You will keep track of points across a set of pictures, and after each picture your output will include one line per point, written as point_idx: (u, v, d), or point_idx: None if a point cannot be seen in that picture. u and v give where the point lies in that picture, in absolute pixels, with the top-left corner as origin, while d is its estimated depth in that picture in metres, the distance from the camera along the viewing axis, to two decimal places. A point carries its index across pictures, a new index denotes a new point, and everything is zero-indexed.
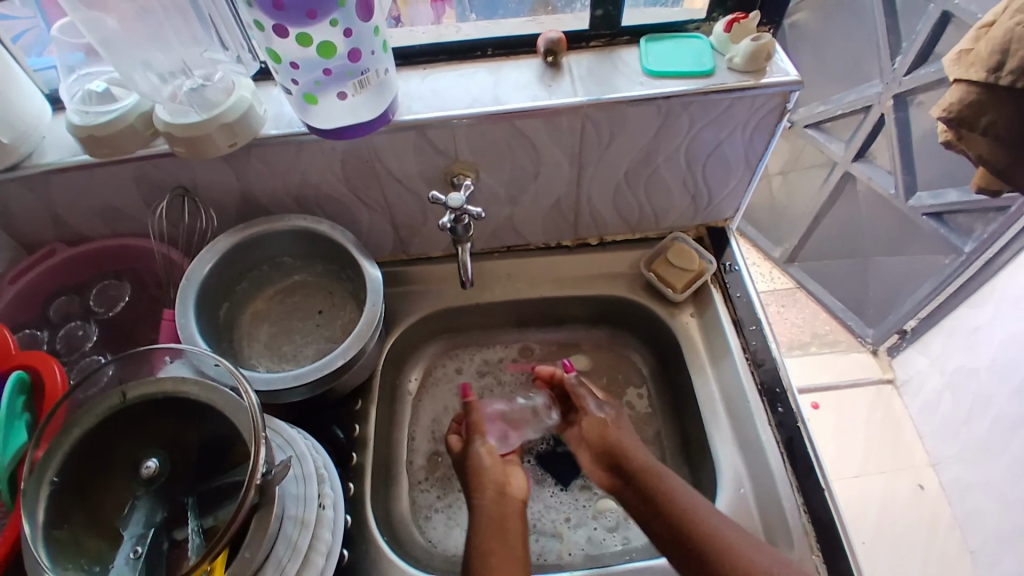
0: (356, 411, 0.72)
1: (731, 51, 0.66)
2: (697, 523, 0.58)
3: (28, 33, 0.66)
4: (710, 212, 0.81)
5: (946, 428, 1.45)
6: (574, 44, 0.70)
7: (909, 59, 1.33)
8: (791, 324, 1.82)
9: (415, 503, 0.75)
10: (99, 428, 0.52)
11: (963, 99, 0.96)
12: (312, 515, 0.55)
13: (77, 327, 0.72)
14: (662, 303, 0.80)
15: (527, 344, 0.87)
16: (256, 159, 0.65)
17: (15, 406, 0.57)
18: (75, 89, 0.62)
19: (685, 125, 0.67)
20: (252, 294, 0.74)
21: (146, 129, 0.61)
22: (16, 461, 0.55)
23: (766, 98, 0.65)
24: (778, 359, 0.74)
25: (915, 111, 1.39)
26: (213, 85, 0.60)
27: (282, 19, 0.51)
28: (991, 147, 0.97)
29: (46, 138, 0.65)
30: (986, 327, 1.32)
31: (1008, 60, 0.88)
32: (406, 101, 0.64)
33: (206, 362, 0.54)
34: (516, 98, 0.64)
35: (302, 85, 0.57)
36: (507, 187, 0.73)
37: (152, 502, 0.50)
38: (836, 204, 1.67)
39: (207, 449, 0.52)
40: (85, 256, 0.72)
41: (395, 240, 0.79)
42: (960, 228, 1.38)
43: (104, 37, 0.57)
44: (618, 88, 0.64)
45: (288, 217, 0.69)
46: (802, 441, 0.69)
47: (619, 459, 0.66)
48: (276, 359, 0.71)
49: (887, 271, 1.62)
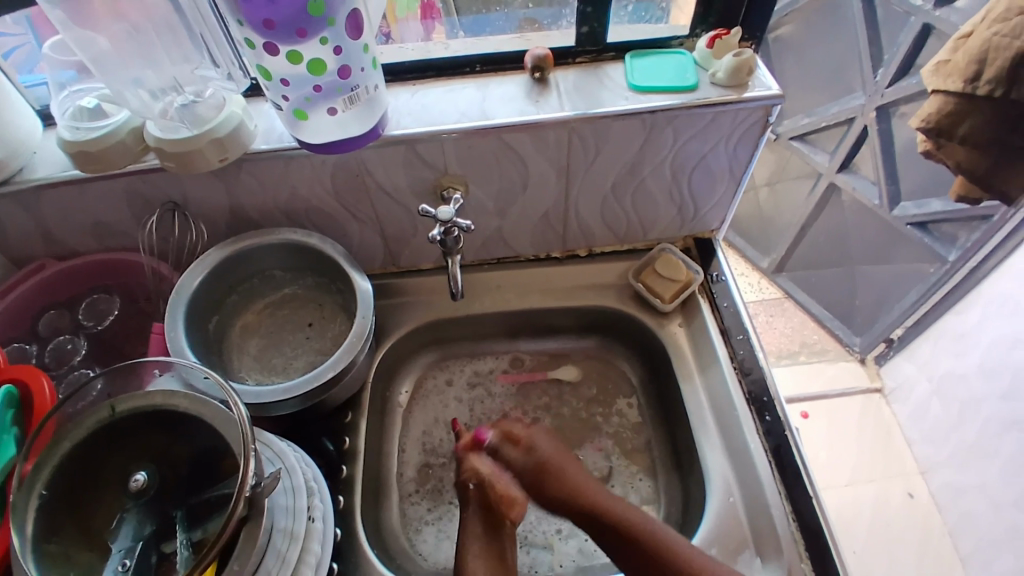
0: (346, 423, 0.72)
1: (713, 66, 0.67)
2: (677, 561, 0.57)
3: (19, 49, 0.66)
4: (696, 223, 0.83)
5: (935, 433, 1.47)
6: (560, 59, 0.72)
7: (891, 71, 1.36)
8: (780, 333, 1.83)
9: (406, 515, 0.75)
10: (88, 440, 0.52)
11: (941, 109, 0.99)
12: (301, 528, 0.55)
13: (66, 340, 0.72)
14: (650, 313, 0.81)
15: (517, 354, 0.87)
16: (246, 173, 0.66)
17: (4, 419, 0.57)
18: (66, 106, 0.62)
19: (670, 138, 0.68)
20: (242, 307, 0.74)
21: (136, 144, 0.62)
22: (5, 475, 0.54)
23: (748, 112, 0.67)
24: (764, 369, 0.74)
25: (897, 122, 1.42)
26: (204, 102, 0.61)
27: (272, 37, 0.52)
28: (970, 155, 1.00)
29: (37, 153, 0.65)
30: (973, 333, 1.34)
31: (984, 70, 0.90)
32: (395, 116, 0.65)
33: (195, 375, 0.53)
34: (503, 112, 0.66)
35: (292, 102, 0.57)
36: (495, 200, 0.74)
37: (141, 516, 0.50)
38: (823, 213, 1.69)
39: (196, 463, 0.52)
40: (74, 270, 0.72)
41: (385, 253, 0.80)
42: (944, 236, 1.41)
43: (95, 56, 0.58)
44: (604, 102, 0.66)
45: (278, 230, 0.70)
46: (789, 449, 0.69)
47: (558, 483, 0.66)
48: (266, 372, 0.71)
49: (875, 279, 1.64)
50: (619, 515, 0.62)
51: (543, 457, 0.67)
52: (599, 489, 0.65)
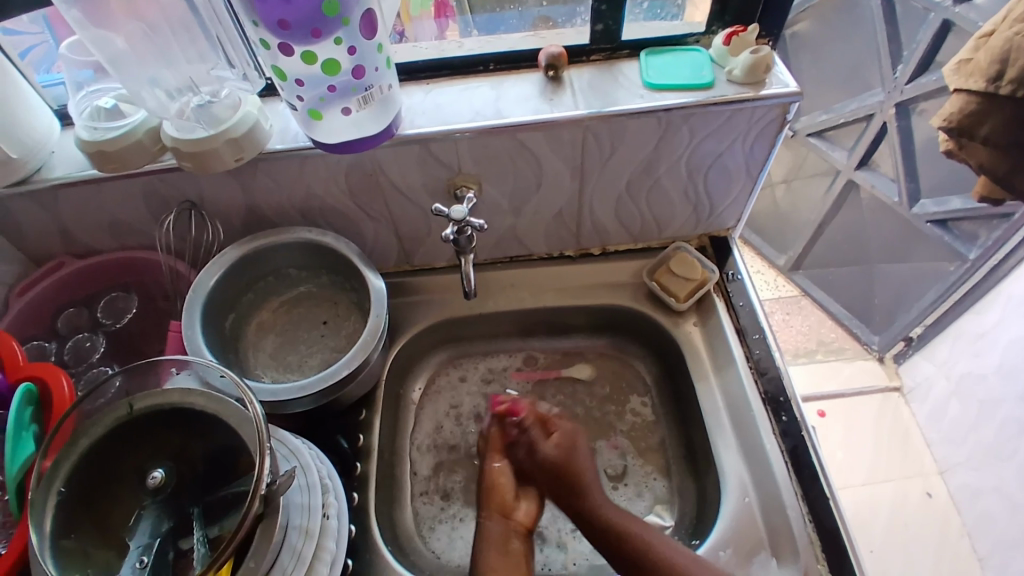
0: (361, 421, 0.72)
1: (729, 64, 0.67)
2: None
3: (36, 48, 0.67)
4: (712, 221, 0.82)
5: (954, 435, 1.44)
6: (575, 58, 0.71)
7: (910, 69, 1.34)
8: (796, 331, 1.81)
9: (418, 514, 0.76)
10: (105, 439, 0.52)
11: (963, 109, 0.96)
12: (316, 524, 0.55)
13: (85, 338, 0.73)
14: (665, 312, 0.81)
15: (531, 353, 0.87)
16: (262, 173, 0.66)
17: (23, 417, 0.58)
18: (84, 105, 0.63)
19: (686, 135, 0.68)
20: (257, 305, 0.75)
21: (153, 144, 0.62)
22: (23, 472, 0.55)
23: (766, 110, 0.66)
24: (781, 369, 0.74)
25: (917, 119, 1.40)
26: (219, 102, 0.62)
27: (287, 38, 0.52)
28: (991, 156, 0.98)
29: (55, 153, 0.66)
30: (994, 333, 1.31)
31: (1008, 70, 0.89)
32: (409, 115, 0.65)
33: (211, 373, 0.55)
34: (518, 111, 0.65)
35: (307, 102, 0.58)
36: (509, 199, 0.73)
37: (159, 512, 0.51)
38: (841, 210, 1.67)
39: (212, 460, 0.53)
40: (92, 269, 0.73)
41: (399, 252, 0.80)
42: (965, 234, 1.38)
43: (113, 55, 0.58)
44: (618, 101, 0.65)
45: (293, 228, 0.70)
46: (806, 450, 0.69)
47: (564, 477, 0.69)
48: (281, 370, 0.72)
49: (893, 278, 1.62)
50: (620, 532, 0.64)
51: (563, 459, 0.70)
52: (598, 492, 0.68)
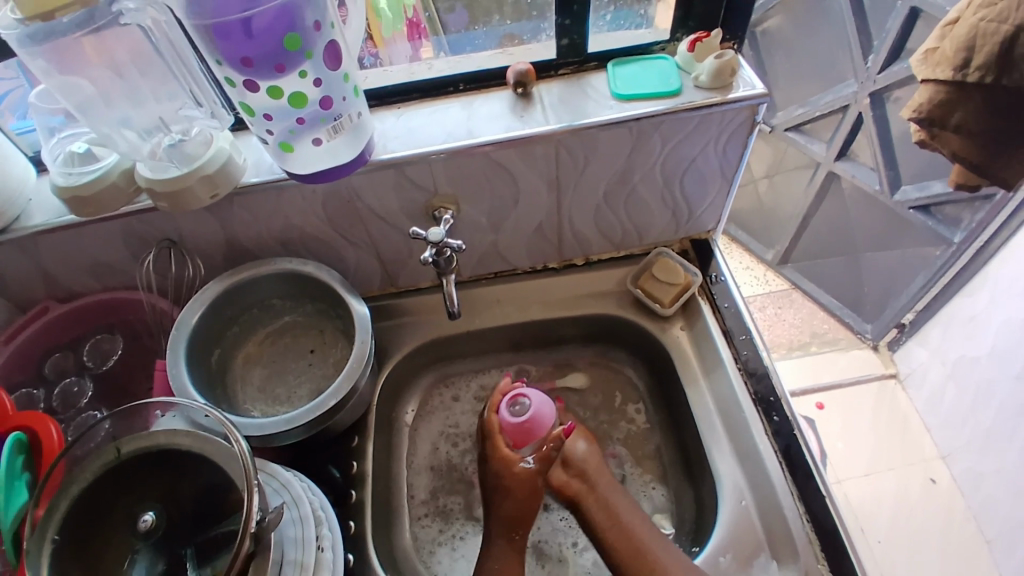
0: (353, 448, 0.72)
1: (696, 70, 0.67)
2: (650, 556, 0.62)
3: (12, 93, 0.67)
4: (692, 225, 0.82)
5: (953, 417, 1.44)
6: (544, 73, 0.72)
7: (882, 57, 1.35)
8: (789, 325, 1.82)
9: (417, 539, 0.75)
10: (96, 485, 0.52)
11: (932, 98, 1.00)
12: (310, 559, 0.54)
13: (72, 383, 0.73)
14: (651, 319, 0.81)
15: (522, 366, 0.87)
16: (238, 207, 0.66)
17: (14, 466, 0.57)
18: (58, 151, 0.63)
19: (658, 143, 0.68)
20: (243, 339, 0.74)
21: (129, 185, 0.63)
22: (18, 522, 0.54)
23: (735, 113, 0.66)
24: (769, 367, 0.74)
25: (892, 107, 1.41)
26: (191, 139, 0.62)
27: (251, 74, 0.53)
28: (963, 143, 1.01)
29: (33, 200, 0.66)
30: (983, 315, 1.32)
31: (973, 58, 0.92)
32: (382, 140, 0.65)
33: (196, 412, 0.54)
34: (490, 130, 0.66)
35: (277, 135, 0.58)
36: (488, 216, 0.74)
37: (153, 553, 0.51)
38: (825, 202, 1.68)
39: (202, 500, 0.53)
40: (77, 312, 0.73)
41: (383, 275, 0.80)
42: (948, 218, 1.40)
43: (81, 101, 0.58)
44: (589, 113, 0.66)
45: (273, 260, 0.70)
46: (800, 448, 0.69)
47: (589, 475, 0.67)
48: (270, 402, 0.72)
49: (881, 266, 1.62)
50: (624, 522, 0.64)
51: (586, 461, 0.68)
52: (617, 488, 0.67)
